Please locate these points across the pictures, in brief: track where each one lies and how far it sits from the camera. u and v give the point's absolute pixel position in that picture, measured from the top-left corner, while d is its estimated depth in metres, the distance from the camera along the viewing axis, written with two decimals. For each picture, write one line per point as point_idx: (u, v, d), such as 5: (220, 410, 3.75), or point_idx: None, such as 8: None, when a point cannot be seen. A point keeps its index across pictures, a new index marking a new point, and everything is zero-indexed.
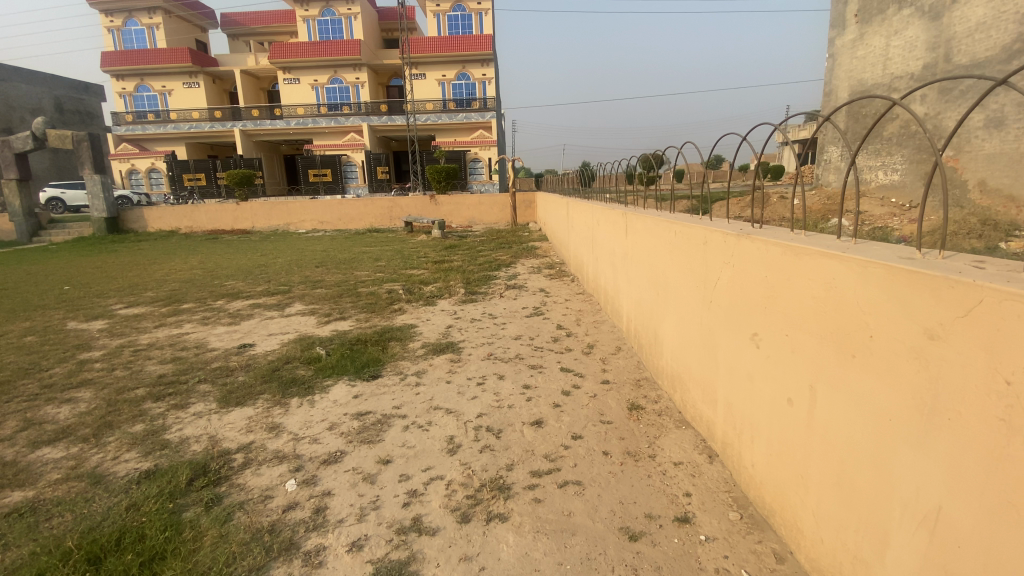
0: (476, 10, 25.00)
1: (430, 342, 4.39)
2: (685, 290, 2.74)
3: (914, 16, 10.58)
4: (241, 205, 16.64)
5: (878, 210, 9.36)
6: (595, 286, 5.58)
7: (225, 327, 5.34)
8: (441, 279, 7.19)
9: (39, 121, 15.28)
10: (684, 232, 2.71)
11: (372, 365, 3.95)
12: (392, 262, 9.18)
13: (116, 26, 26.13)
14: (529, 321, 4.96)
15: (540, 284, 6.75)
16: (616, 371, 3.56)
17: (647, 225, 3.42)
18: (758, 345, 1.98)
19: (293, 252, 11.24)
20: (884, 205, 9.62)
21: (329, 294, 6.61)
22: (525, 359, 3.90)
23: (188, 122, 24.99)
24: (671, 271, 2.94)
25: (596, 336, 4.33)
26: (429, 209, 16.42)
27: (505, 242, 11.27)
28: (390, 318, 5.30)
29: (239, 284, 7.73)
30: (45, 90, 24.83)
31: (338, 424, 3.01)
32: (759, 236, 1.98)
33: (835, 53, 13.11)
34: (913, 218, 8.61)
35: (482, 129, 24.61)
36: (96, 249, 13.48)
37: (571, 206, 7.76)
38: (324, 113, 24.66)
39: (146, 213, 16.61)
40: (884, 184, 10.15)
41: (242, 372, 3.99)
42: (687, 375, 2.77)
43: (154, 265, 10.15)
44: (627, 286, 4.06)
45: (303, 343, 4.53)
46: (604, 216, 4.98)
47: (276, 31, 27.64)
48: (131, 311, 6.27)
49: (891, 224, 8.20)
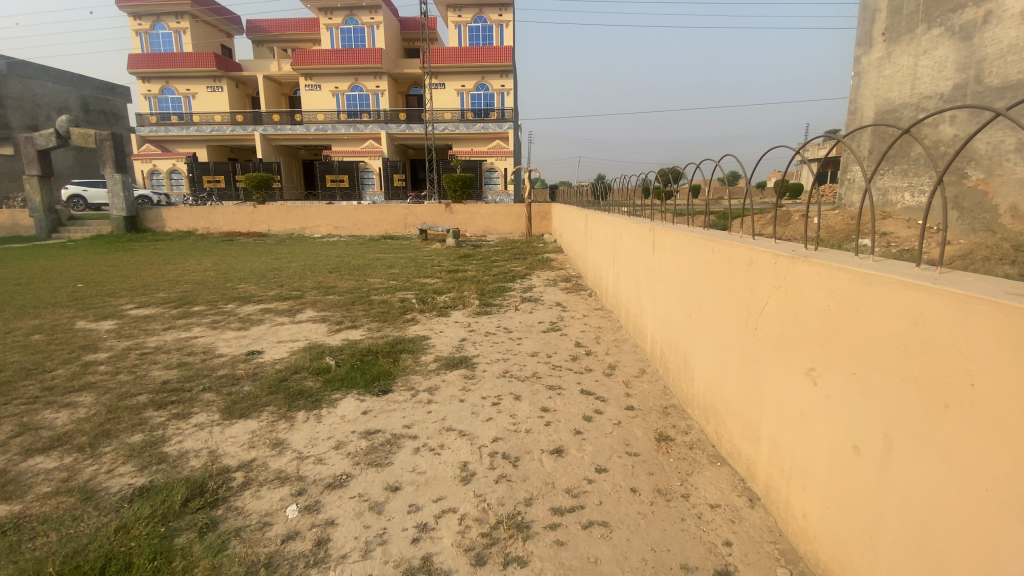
0: (497, 22, 25.12)
1: (444, 356, 4.20)
2: (722, 313, 2.55)
3: (944, 36, 10.31)
4: (258, 208, 16.74)
5: (905, 233, 9.06)
6: (615, 303, 5.36)
7: (234, 333, 5.21)
8: (455, 289, 7.03)
9: (63, 119, 15.54)
10: (723, 252, 2.53)
11: (382, 379, 3.77)
12: (405, 270, 9.07)
13: (144, 30, 26.64)
14: (546, 337, 4.75)
15: (556, 298, 6.56)
16: (640, 396, 3.34)
17: (678, 241, 3.21)
18: (816, 382, 1.77)
19: (307, 256, 11.21)
20: (911, 226, 9.31)
21: (340, 301, 6.48)
22: (542, 379, 3.69)
23: (210, 125, 25.37)
24: (706, 292, 2.76)
25: (617, 356, 4.11)
26: (444, 217, 16.36)
27: (520, 253, 11.11)
28: (402, 328, 5.13)
29: (252, 287, 7.64)
30: (72, 89, 25.41)
31: (345, 443, 2.83)
32: (818, 260, 1.78)
33: (861, 72, 12.86)
34: (940, 241, 8.33)
35: (498, 139, 24.65)
36: (113, 247, 13.60)
37: (590, 217, 7.56)
38: (344, 119, 24.90)
39: (164, 213, 16.77)
40: (911, 206, 9.86)
41: (248, 381, 3.84)
42: (722, 405, 2.57)
43: (168, 266, 10.15)
44: (653, 304, 3.84)
45: (312, 352, 4.37)
46: (627, 230, 4.78)
47: (300, 38, 28.05)
48: (141, 312, 6.18)
49: (918, 246, 7.92)
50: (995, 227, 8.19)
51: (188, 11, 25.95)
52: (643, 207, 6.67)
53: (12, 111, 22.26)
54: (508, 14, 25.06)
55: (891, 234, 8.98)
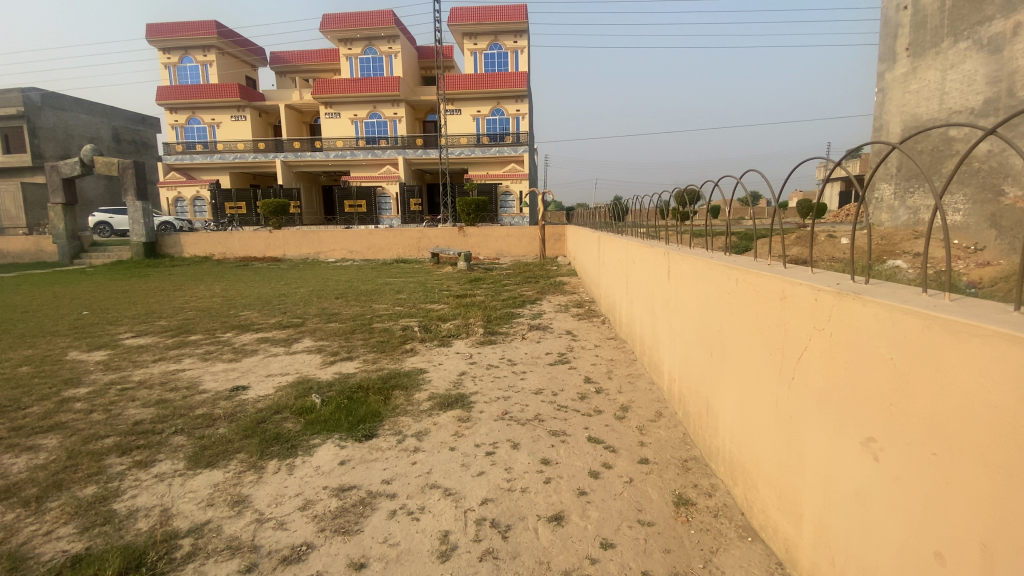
0: (513, 49, 25.36)
1: (439, 394, 3.83)
2: (749, 355, 2.16)
3: (972, 49, 9.85)
4: (274, 233, 16.81)
5: (940, 252, 8.48)
6: (630, 332, 4.94)
7: (224, 365, 4.93)
8: (461, 316, 6.69)
9: (87, 148, 15.91)
10: (748, 281, 2.16)
11: (368, 421, 3.42)
12: (413, 294, 8.79)
13: (173, 63, 27.56)
14: (552, 371, 4.34)
15: (567, 325, 6.15)
16: (656, 446, 2.92)
17: (697, 266, 2.82)
18: (880, 457, 1.36)
19: (317, 281, 11.07)
20: (946, 246, 8.73)
21: (340, 329, 6.19)
22: (545, 422, 3.28)
23: (233, 153, 25.97)
24: (729, 328, 2.37)
25: (630, 396, 3.68)
26: (457, 240, 16.17)
27: (533, 276, 10.78)
28: (399, 360, 4.79)
29: (254, 314, 7.44)
30: (104, 120, 26.44)
31: (313, 504, 2.48)
32: (873, 298, 1.40)
33: (886, 88, 12.39)
34: (980, 261, 7.73)
35: (514, 163, 24.63)
36: (131, 272, 13.76)
37: (603, 239, 7.18)
38: (362, 145, 25.24)
39: (183, 239, 16.95)
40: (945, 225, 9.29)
41: (224, 422, 3.51)
42: (753, 467, 2.15)
43: (177, 292, 10.09)
44: (670, 337, 3.43)
45: (299, 388, 4.05)
46: (641, 252, 4.41)
47: (320, 68, 28.78)
48: (136, 342, 5.98)
49: (954, 268, 7.36)
50: None
51: (215, 45, 26.93)
52: (661, 228, 6.35)
53: (46, 140, 23.39)
54: (523, 41, 25.31)
55: (924, 254, 8.44)
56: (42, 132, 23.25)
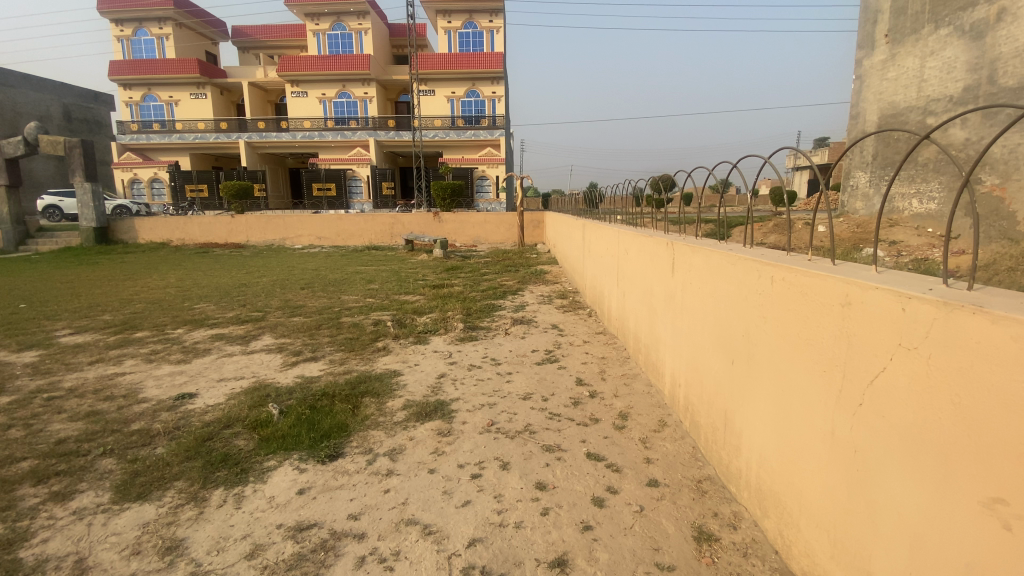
0: (488, 28, 24.53)
1: (415, 402, 3.41)
2: (788, 368, 1.84)
3: (952, 36, 9.76)
4: (236, 218, 15.87)
5: (916, 241, 8.40)
6: (620, 327, 4.61)
7: (171, 368, 4.37)
8: (438, 308, 6.23)
9: (31, 125, 14.50)
10: (789, 282, 1.82)
11: (334, 436, 2.99)
12: (386, 285, 8.27)
13: (126, 36, 25.75)
14: (540, 372, 3.95)
15: (552, 319, 5.76)
16: (664, 463, 2.58)
17: (713, 259, 2.47)
18: (1012, 526, 1.05)
19: (282, 270, 10.41)
20: (920, 234, 8.71)
21: (305, 324, 5.65)
22: (537, 435, 2.90)
23: (193, 132, 24.51)
24: (759, 335, 2.04)
25: (628, 401, 3.33)
26: (432, 226, 15.58)
27: (512, 265, 10.35)
28: (370, 361, 4.32)
29: (210, 307, 6.82)
30: (53, 97, 24.57)
31: (263, 550, 2.04)
32: (1006, 315, 1.07)
33: (863, 75, 12.23)
34: (956, 249, 7.70)
35: (490, 147, 23.98)
36: (78, 260, 12.75)
37: (587, 228, 6.81)
38: (331, 126, 24.15)
39: (138, 224, 15.85)
40: (920, 213, 9.31)
41: (163, 440, 3.01)
42: (793, 502, 1.84)
43: (128, 282, 9.30)
44: (674, 336, 3.10)
45: (253, 396, 3.57)
46: (635, 242, 4.06)
47: (286, 44, 27.33)
48: (73, 340, 5.32)
49: (931, 255, 7.30)
50: (1012, 234, 7.66)
51: (172, 17, 25.18)
52: (637, 215, 6.16)
53: None
54: (499, 20, 24.48)
55: (901, 242, 8.38)
56: None
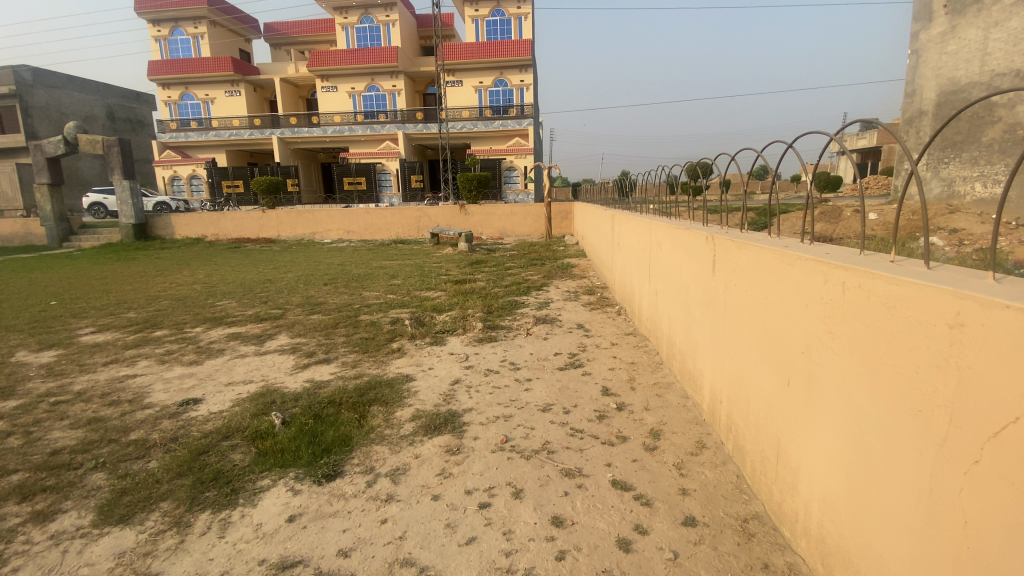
0: (516, 15, 23.99)
1: (425, 412, 3.14)
2: (863, 400, 1.47)
3: (1020, 5, 8.76)
4: (267, 214, 16.04)
5: (979, 228, 7.56)
6: (652, 328, 4.23)
7: (182, 369, 4.26)
8: (458, 306, 5.97)
9: (70, 125, 14.95)
10: (867, 289, 1.44)
11: (336, 450, 2.76)
12: (408, 280, 8.09)
13: (163, 36, 26.43)
14: (562, 379, 3.62)
15: (578, 317, 5.41)
16: (702, 496, 2.22)
17: (764, 254, 2.08)
18: None
19: (308, 265, 10.39)
20: (984, 220, 7.86)
21: (321, 322, 5.48)
22: (555, 455, 2.59)
23: (228, 129, 24.89)
24: (824, 353, 1.66)
25: (661, 416, 2.97)
26: (459, 219, 15.36)
27: (538, 258, 10.00)
28: (383, 364, 4.08)
29: (232, 304, 6.76)
30: (98, 98, 25.50)
31: None
32: None
33: (919, 50, 11.02)
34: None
35: (518, 137, 23.54)
36: (118, 256, 13.17)
37: (617, 218, 6.39)
38: (360, 120, 24.19)
39: (174, 220, 16.24)
40: (981, 199, 8.50)
41: (158, 453, 2.86)
42: (868, 566, 1.47)
43: (158, 278, 9.42)
44: (715, 345, 2.72)
45: (258, 403, 3.38)
46: (670, 235, 3.65)
47: (315, 40, 27.51)
48: (94, 339, 5.32)
49: (995, 244, 6.55)
50: None
51: (207, 16, 25.65)
52: (672, 204, 5.68)
53: (39, 120, 22.26)
54: (526, 6, 23.87)
55: (962, 230, 7.56)
56: (36, 111, 22.11)
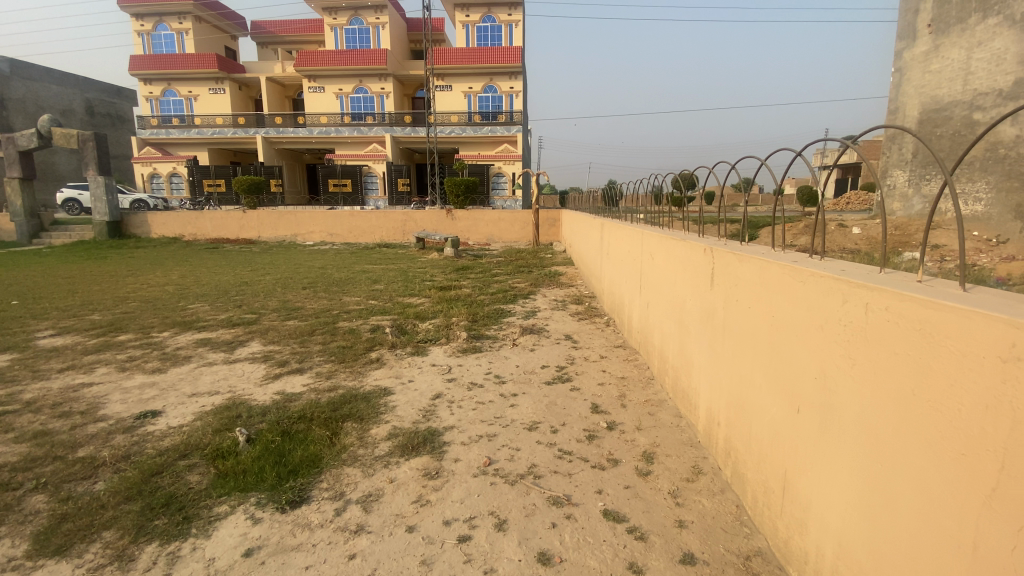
0: (507, 22, 23.99)
1: (403, 430, 2.93)
2: (890, 438, 1.31)
3: (1003, 25, 8.89)
4: (248, 214, 15.63)
5: (961, 245, 7.61)
6: (643, 341, 4.08)
7: (143, 378, 3.97)
8: (442, 313, 5.76)
9: (44, 118, 14.39)
10: (896, 312, 1.29)
11: (303, 471, 2.54)
12: (391, 285, 7.86)
13: (146, 31, 25.85)
14: (550, 395, 3.43)
15: (566, 327, 5.23)
16: (701, 529, 2.05)
17: (771, 269, 1.93)
18: None
19: (288, 267, 10.09)
20: (966, 237, 7.90)
21: (297, 329, 5.21)
22: (542, 481, 2.40)
23: (211, 127, 24.39)
24: (841, 379, 1.51)
25: (654, 437, 2.81)
26: (446, 224, 15.14)
27: (525, 265, 9.85)
28: (360, 375, 3.85)
29: (205, 308, 6.46)
30: (77, 91, 24.84)
31: None
32: None
33: (903, 68, 11.21)
34: (1004, 253, 6.94)
35: (507, 143, 23.45)
36: (90, 254, 12.68)
37: (606, 227, 6.27)
38: (347, 122, 23.89)
39: (150, 218, 15.72)
40: (963, 215, 8.57)
41: (107, 473, 2.60)
42: None
43: (129, 278, 9.01)
44: (712, 364, 2.56)
45: (221, 418, 3.12)
46: (663, 246, 3.51)
47: (304, 40, 27.17)
48: (51, 343, 4.98)
49: (978, 261, 6.55)
50: None
51: (192, 12, 25.15)
52: (657, 215, 5.62)
53: (14, 112, 21.57)
54: (517, 14, 23.89)
55: (943, 246, 7.62)
56: (10, 103, 21.42)
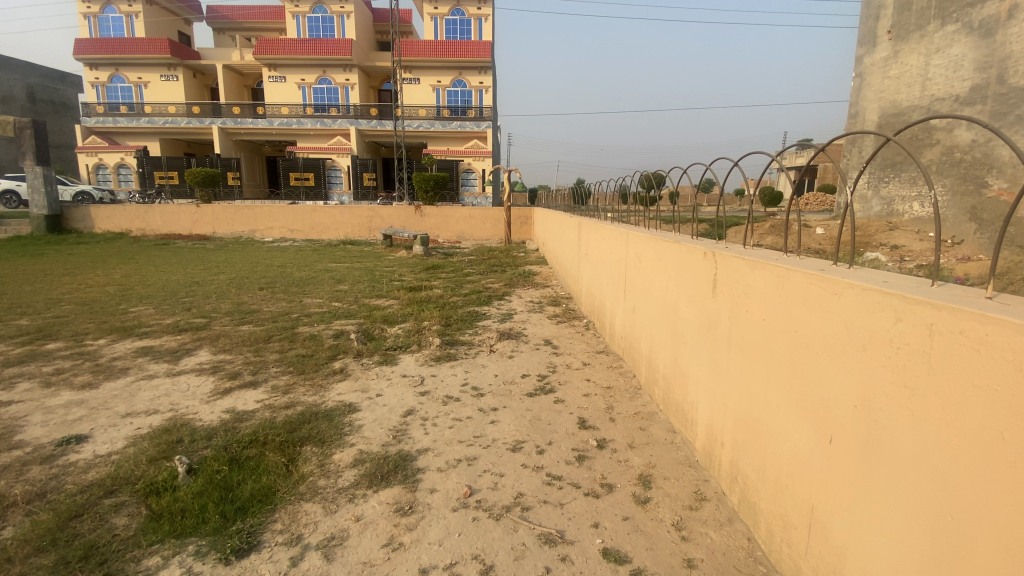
0: (476, 16, 23.55)
1: (372, 455, 2.60)
2: (962, 483, 1.11)
3: (960, 33, 8.98)
4: (201, 208, 14.74)
5: (919, 245, 7.80)
6: (628, 347, 3.87)
7: (70, 395, 3.48)
8: (412, 317, 5.40)
9: None
10: (974, 338, 1.08)
11: (255, 509, 2.19)
12: (358, 285, 7.45)
13: (92, 12, 24.18)
14: (533, 409, 3.16)
15: (544, 332, 4.98)
16: (713, 569, 1.82)
17: (794, 276, 1.72)
18: None
19: (245, 266, 9.49)
20: (922, 238, 8.07)
21: (252, 335, 4.76)
22: (531, 514, 2.13)
23: (163, 116, 22.92)
24: (891, 411, 1.30)
25: (648, 456, 2.58)
26: (414, 220, 14.68)
27: (499, 264, 9.60)
28: (321, 390, 3.47)
29: (150, 311, 5.90)
30: (16, 76, 23.07)
31: None
32: None
33: (863, 73, 11.49)
34: (960, 254, 7.10)
35: (476, 139, 23.06)
36: (24, 250, 11.66)
37: (583, 226, 6.05)
38: (310, 113, 22.93)
39: (94, 211, 14.64)
40: (919, 217, 8.78)
41: (15, 517, 2.17)
42: None
43: (67, 277, 8.25)
44: (714, 378, 2.35)
45: (159, 444, 2.71)
46: (653, 247, 3.28)
47: (264, 27, 26.00)
48: None
49: (938, 261, 6.63)
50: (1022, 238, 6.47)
51: None
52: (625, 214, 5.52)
53: None
54: (487, 8, 23.49)
55: (902, 246, 7.78)
56: None
